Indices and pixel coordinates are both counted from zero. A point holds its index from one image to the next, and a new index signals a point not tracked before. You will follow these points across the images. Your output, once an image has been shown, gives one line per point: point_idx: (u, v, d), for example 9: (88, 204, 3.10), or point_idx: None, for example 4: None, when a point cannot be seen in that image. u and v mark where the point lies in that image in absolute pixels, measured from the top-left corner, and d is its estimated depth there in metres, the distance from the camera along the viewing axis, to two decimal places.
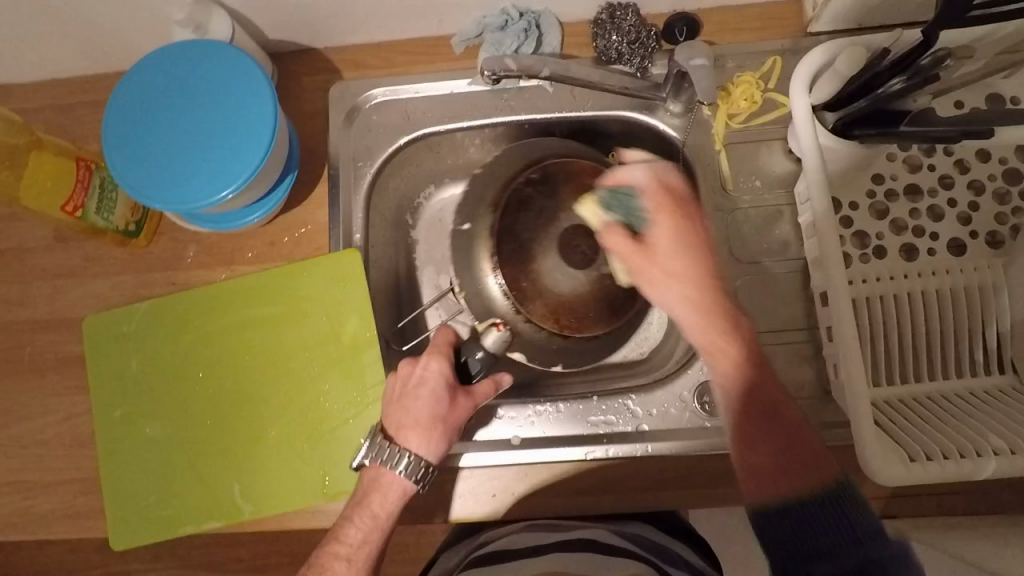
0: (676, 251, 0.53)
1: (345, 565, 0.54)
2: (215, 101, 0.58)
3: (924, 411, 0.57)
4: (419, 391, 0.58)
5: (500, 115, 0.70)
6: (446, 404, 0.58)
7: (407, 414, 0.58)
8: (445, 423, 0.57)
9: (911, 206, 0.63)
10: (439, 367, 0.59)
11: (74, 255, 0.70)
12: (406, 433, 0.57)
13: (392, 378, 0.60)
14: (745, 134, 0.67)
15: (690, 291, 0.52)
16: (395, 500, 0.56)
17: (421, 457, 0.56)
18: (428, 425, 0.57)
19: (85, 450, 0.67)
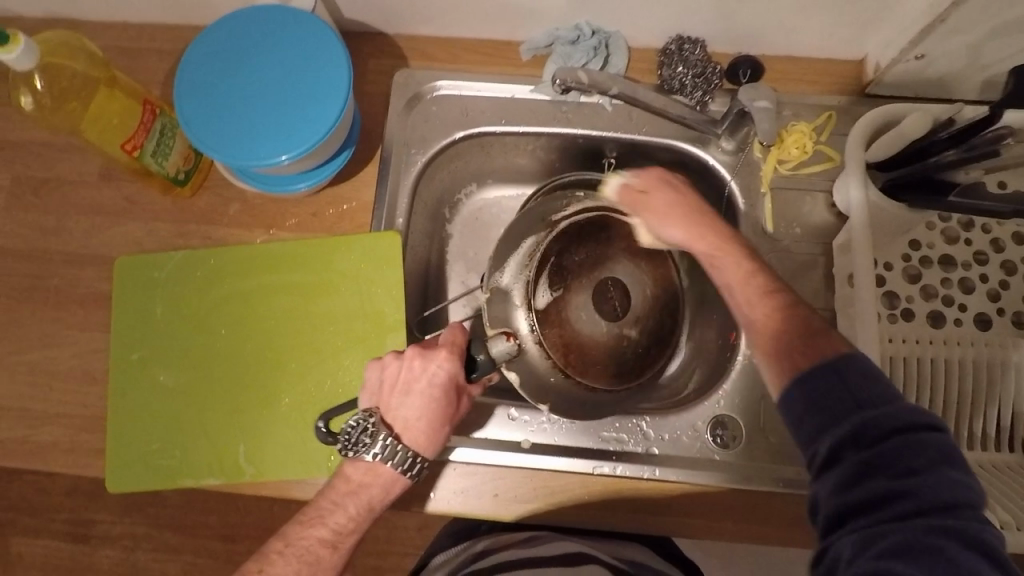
0: (677, 202, 0.57)
1: (330, 551, 0.53)
2: (288, 68, 0.59)
3: None
4: (429, 391, 0.56)
5: (557, 125, 0.71)
6: (451, 407, 0.57)
7: (413, 412, 0.55)
8: (450, 424, 0.57)
9: (944, 276, 0.64)
10: (450, 368, 0.56)
11: (117, 195, 0.70)
12: (409, 432, 0.55)
13: (397, 370, 0.56)
14: (792, 181, 0.68)
15: (690, 225, 0.55)
16: (392, 491, 0.55)
17: (423, 456, 0.56)
18: (434, 427, 0.56)
19: (96, 387, 0.66)
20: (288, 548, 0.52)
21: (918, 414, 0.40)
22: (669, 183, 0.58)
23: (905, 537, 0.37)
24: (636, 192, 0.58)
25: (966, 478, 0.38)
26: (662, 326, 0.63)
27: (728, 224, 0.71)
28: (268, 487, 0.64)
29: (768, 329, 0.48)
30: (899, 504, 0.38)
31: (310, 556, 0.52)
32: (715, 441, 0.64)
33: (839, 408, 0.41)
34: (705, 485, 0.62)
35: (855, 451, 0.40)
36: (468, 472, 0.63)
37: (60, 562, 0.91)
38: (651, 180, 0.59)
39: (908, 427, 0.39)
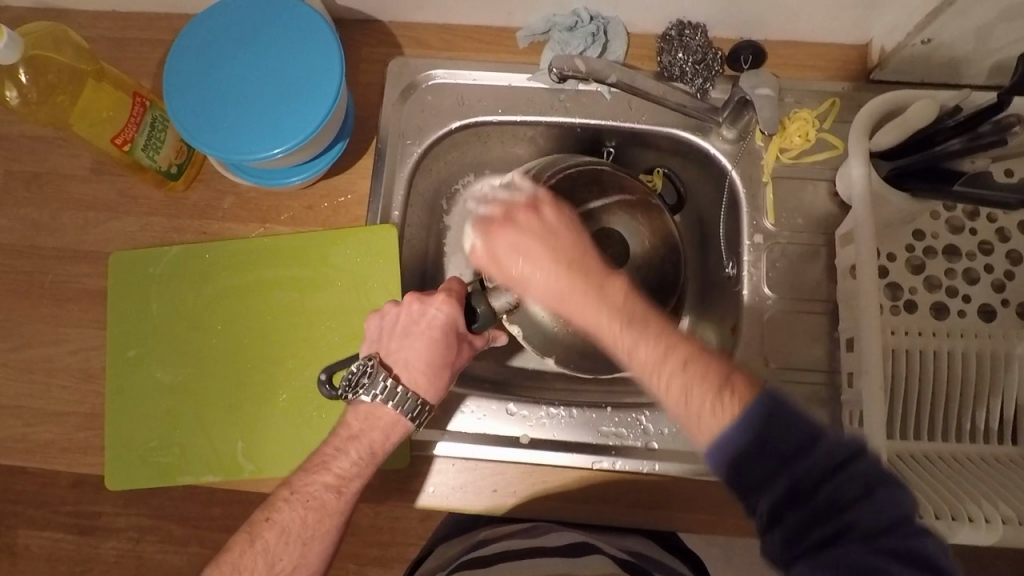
0: (515, 253, 0.46)
1: (334, 495, 0.52)
2: (279, 58, 0.58)
3: (936, 469, 0.57)
4: (429, 331, 0.55)
5: (554, 114, 0.70)
6: (452, 350, 0.56)
7: (413, 353, 0.55)
8: (451, 367, 0.56)
9: (948, 266, 0.63)
10: (448, 312, 0.55)
11: (110, 190, 0.69)
12: (408, 371, 0.55)
13: (396, 315, 0.57)
14: (794, 170, 0.67)
15: (555, 280, 0.44)
16: (393, 437, 0.55)
17: (423, 398, 0.55)
18: (434, 368, 0.55)
19: (93, 385, 0.66)
20: (294, 496, 0.52)
21: (838, 447, 0.38)
22: (491, 231, 0.48)
23: (854, 568, 0.36)
24: (487, 258, 0.48)
25: (894, 493, 0.37)
26: (664, 273, 0.65)
27: (729, 214, 0.70)
28: (267, 484, 0.64)
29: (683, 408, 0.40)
30: (844, 540, 0.37)
31: (315, 502, 0.52)
32: None
33: (763, 470, 0.39)
34: (704, 478, 0.62)
35: (794, 506, 0.38)
36: (468, 467, 0.64)
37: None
38: (482, 223, 0.49)
39: (836, 463, 0.38)
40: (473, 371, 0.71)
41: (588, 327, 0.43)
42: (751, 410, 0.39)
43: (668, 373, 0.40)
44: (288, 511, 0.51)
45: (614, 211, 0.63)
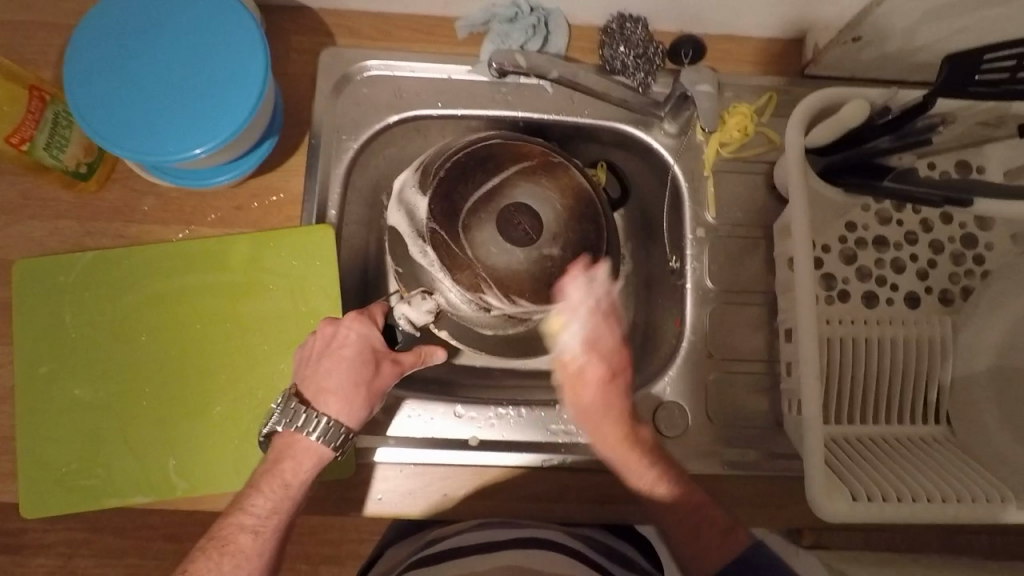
0: (595, 390, 0.60)
1: (251, 537, 0.50)
2: (196, 48, 0.54)
3: (868, 451, 0.60)
4: (342, 352, 0.54)
5: (495, 108, 0.68)
6: (369, 366, 0.55)
7: (327, 375, 0.54)
8: (369, 388, 0.54)
9: (878, 256, 0.66)
10: (360, 328, 0.56)
11: (9, 190, 0.63)
12: (326, 394, 0.53)
13: (310, 340, 0.56)
14: (736, 164, 0.68)
15: (601, 412, 0.59)
16: (309, 468, 0.53)
17: (341, 422, 0.53)
18: (349, 389, 0.53)
19: (3, 405, 0.61)
20: (210, 543, 0.50)
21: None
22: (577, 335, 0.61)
23: None
24: (575, 378, 0.61)
25: None
26: (586, 237, 0.64)
27: (672, 209, 0.70)
28: (204, 502, 0.61)
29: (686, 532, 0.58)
30: None
31: (231, 546, 0.50)
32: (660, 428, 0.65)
33: None
34: None
35: None
36: (417, 472, 0.62)
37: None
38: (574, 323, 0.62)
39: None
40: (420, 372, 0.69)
41: (616, 462, 0.59)
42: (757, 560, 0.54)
43: (677, 508, 0.58)
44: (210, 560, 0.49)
45: (514, 180, 0.63)
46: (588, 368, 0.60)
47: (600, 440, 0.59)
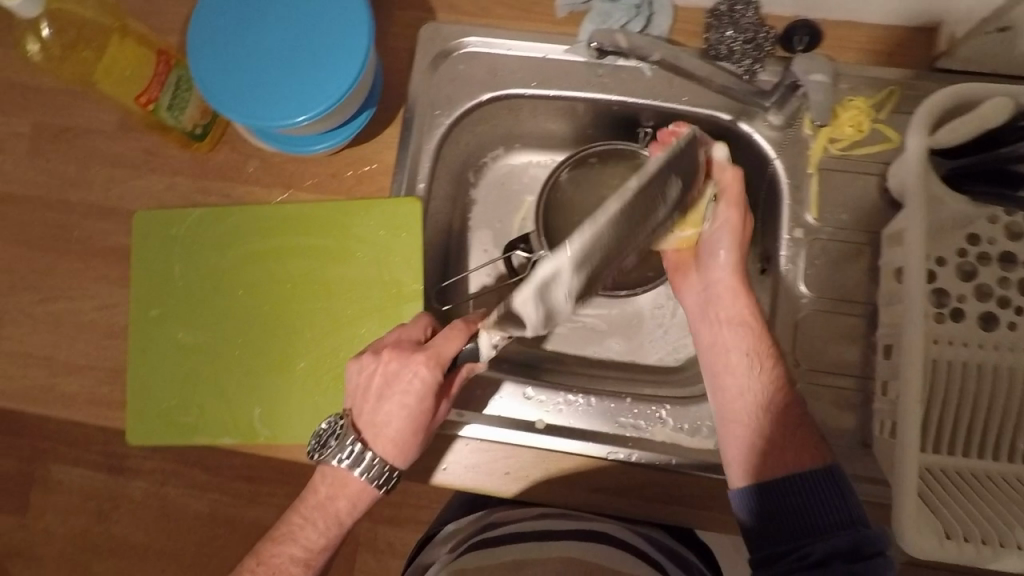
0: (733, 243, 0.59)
1: (300, 568, 0.56)
2: (306, 20, 0.56)
3: (970, 488, 0.54)
4: (403, 398, 0.54)
5: (589, 90, 0.67)
6: (427, 413, 0.55)
7: (386, 419, 0.55)
8: (423, 433, 0.55)
9: (1002, 274, 0.59)
10: (426, 379, 0.54)
11: (137, 147, 0.69)
12: (384, 437, 0.55)
13: (373, 372, 0.55)
14: (845, 163, 0.63)
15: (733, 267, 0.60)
16: (359, 506, 0.57)
17: (391, 465, 0.55)
18: (406, 435, 0.55)
19: (118, 341, 0.67)
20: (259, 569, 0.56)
21: (867, 542, 0.47)
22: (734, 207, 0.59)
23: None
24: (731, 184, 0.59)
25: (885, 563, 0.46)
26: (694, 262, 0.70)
27: (769, 206, 0.67)
28: (284, 451, 0.65)
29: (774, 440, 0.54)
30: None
31: None
32: None
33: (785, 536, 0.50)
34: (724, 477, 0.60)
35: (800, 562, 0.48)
36: (483, 448, 0.62)
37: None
38: (733, 197, 0.59)
39: (855, 547, 0.47)
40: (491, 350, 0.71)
41: (731, 312, 0.59)
42: (821, 481, 0.50)
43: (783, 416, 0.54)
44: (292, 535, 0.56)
45: None
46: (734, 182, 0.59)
47: (728, 297, 0.60)
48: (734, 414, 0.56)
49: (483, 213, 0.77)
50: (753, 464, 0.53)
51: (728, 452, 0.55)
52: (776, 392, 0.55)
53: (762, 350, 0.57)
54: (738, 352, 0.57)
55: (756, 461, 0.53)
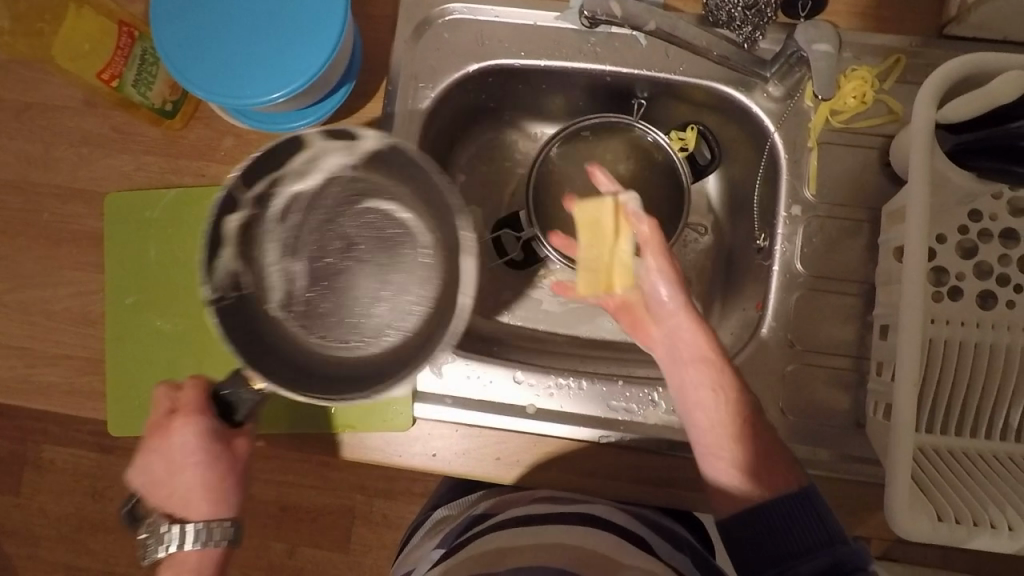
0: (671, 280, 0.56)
1: None
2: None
3: (962, 467, 0.54)
4: (189, 455, 0.52)
5: (582, 60, 0.64)
6: (222, 458, 0.53)
7: (189, 481, 0.53)
8: (232, 474, 0.54)
9: (1003, 252, 0.58)
10: (200, 426, 0.52)
11: (104, 124, 0.65)
12: (200, 507, 0.53)
13: (156, 450, 0.53)
14: (845, 136, 0.61)
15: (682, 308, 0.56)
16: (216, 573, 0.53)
17: (216, 520, 0.53)
18: (216, 484, 0.53)
19: (94, 329, 0.64)
20: None
21: (846, 558, 0.47)
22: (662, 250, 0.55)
23: None
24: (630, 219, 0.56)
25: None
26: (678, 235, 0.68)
27: (766, 181, 0.65)
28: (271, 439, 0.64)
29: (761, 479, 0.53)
30: None
31: None
32: None
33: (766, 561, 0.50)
34: None
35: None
36: (472, 434, 0.62)
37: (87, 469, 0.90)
38: (656, 241, 0.55)
39: (836, 565, 0.47)
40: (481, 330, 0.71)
41: (688, 353, 0.55)
42: (793, 504, 0.50)
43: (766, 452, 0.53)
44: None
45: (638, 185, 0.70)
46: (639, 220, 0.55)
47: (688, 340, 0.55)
48: (708, 457, 0.54)
49: (474, 186, 0.75)
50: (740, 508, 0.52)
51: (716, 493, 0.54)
52: (754, 421, 0.54)
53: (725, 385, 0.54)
54: (705, 388, 0.54)
55: (740, 489, 0.53)
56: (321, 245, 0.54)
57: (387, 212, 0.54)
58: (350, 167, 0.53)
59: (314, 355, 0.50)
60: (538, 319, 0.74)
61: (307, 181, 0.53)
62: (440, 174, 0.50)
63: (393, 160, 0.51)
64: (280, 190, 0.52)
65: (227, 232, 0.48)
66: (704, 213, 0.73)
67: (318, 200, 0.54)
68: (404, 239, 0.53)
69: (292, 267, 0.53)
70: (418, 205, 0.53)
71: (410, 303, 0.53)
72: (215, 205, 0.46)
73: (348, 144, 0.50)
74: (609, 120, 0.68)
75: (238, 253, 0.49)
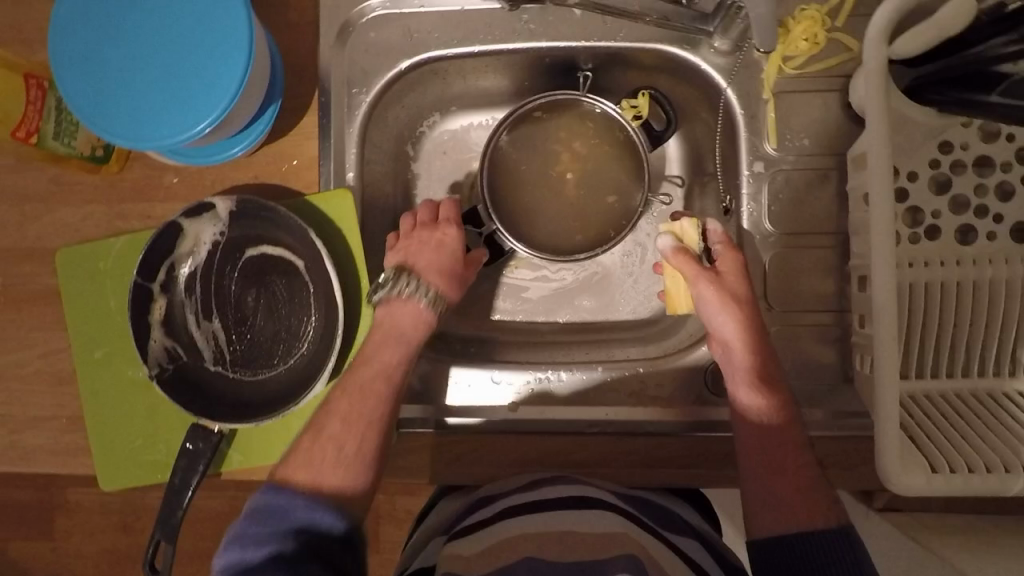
0: (724, 303, 0.56)
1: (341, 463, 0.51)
2: (175, 9, 0.48)
3: (955, 412, 0.53)
4: (448, 246, 0.61)
5: (517, 41, 0.61)
6: (459, 258, 0.61)
7: (431, 256, 0.60)
8: (460, 273, 0.61)
9: (978, 182, 0.56)
10: (458, 229, 0.62)
11: (44, 179, 0.64)
12: (432, 278, 0.59)
13: (411, 232, 0.61)
14: (801, 82, 0.58)
15: (738, 325, 0.55)
16: (418, 326, 0.58)
17: (440, 292, 0.59)
18: (448, 272, 0.60)
19: (69, 387, 0.64)
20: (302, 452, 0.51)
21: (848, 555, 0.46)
22: (694, 274, 0.57)
23: None
24: (679, 251, 0.59)
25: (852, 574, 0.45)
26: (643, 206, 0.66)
27: (726, 138, 0.62)
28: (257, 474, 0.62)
29: (795, 478, 0.51)
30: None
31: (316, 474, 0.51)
32: (708, 386, 0.62)
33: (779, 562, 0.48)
34: (708, 432, 0.60)
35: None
36: (458, 440, 0.62)
37: (114, 507, 0.92)
38: (686, 269, 0.58)
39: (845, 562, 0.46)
40: (459, 331, 0.70)
41: (734, 368, 0.55)
42: (824, 538, 0.47)
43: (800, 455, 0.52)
44: (320, 448, 0.51)
45: (597, 159, 0.68)
46: (681, 253, 0.58)
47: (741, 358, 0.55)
48: (747, 468, 0.52)
49: (431, 183, 0.72)
50: (769, 522, 0.50)
51: (749, 500, 0.52)
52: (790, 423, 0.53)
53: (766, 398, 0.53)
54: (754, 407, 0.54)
55: (776, 513, 0.50)
56: (224, 306, 0.63)
57: (263, 253, 0.62)
58: (223, 233, 0.61)
59: (245, 385, 0.62)
60: (516, 310, 0.72)
61: (200, 255, 0.62)
62: (285, 211, 0.58)
63: (249, 209, 0.60)
64: (176, 276, 0.62)
65: (152, 319, 0.60)
66: (673, 177, 0.70)
67: (212, 266, 0.62)
68: (287, 271, 0.62)
69: (210, 328, 0.62)
70: (292, 241, 0.61)
71: (307, 321, 0.62)
72: (131, 301, 0.58)
73: (211, 215, 0.59)
74: (557, 98, 0.64)
75: (165, 331, 0.61)
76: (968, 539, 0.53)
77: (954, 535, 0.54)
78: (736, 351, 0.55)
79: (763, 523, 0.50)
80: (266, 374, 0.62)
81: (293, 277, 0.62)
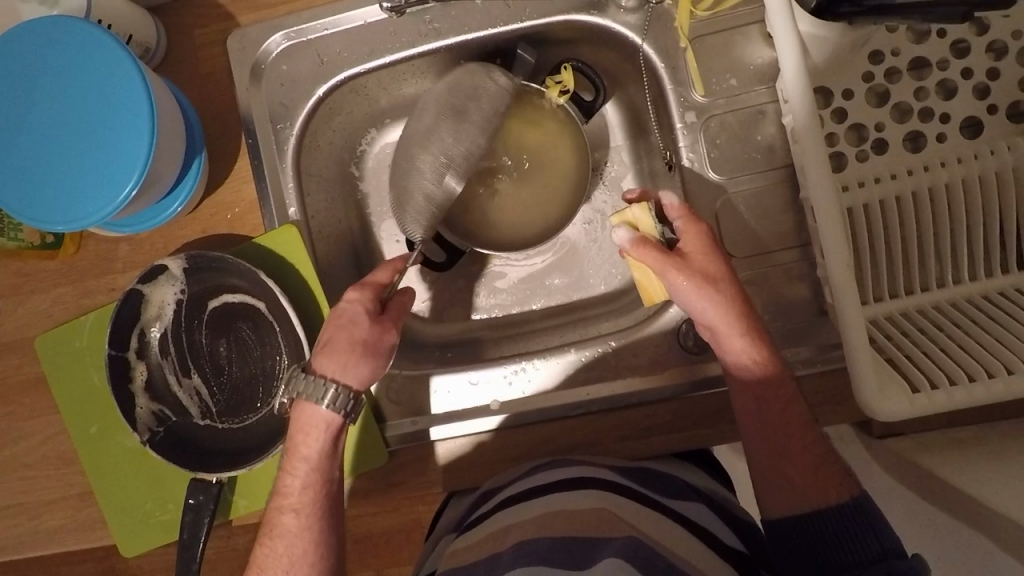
0: (699, 292, 0.49)
1: None
2: (62, 85, 0.49)
3: (932, 327, 0.51)
4: (344, 320, 0.54)
5: (426, 42, 0.61)
6: (365, 330, 0.54)
7: (328, 339, 0.53)
8: (368, 348, 0.54)
9: (917, 84, 0.53)
10: (359, 298, 0.55)
11: (8, 275, 0.65)
12: (330, 370, 0.52)
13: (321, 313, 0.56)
14: (715, 23, 0.57)
15: (721, 311, 0.49)
16: (322, 436, 0.53)
17: (343, 386, 0.52)
18: (349, 354, 0.53)
19: (75, 466, 0.66)
20: None
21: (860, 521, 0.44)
22: (661, 266, 0.51)
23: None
24: (639, 245, 0.52)
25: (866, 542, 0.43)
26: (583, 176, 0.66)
27: (655, 93, 0.60)
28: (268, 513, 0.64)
29: (798, 449, 0.48)
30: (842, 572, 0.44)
31: None
32: (687, 348, 0.60)
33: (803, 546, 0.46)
34: (693, 391, 0.60)
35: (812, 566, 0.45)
36: (448, 446, 0.63)
37: None
38: (651, 261, 0.51)
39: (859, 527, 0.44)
40: (436, 337, 0.71)
41: (726, 354, 0.50)
42: (841, 522, 0.44)
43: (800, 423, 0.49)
44: None
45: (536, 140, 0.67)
46: (643, 246, 0.52)
47: (730, 344, 0.49)
48: (754, 450, 0.49)
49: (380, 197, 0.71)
50: (777, 501, 0.48)
51: (758, 483, 0.49)
52: (782, 386, 0.49)
53: (762, 381, 0.49)
54: (752, 392, 0.49)
55: (786, 493, 0.47)
56: (199, 361, 0.64)
57: (226, 302, 0.63)
58: (183, 290, 0.62)
59: (236, 433, 0.63)
60: (489, 308, 0.72)
61: (167, 316, 0.63)
62: (234, 258, 0.59)
63: (202, 264, 0.61)
64: (148, 341, 0.63)
65: (134, 386, 0.61)
66: (617, 143, 0.69)
67: (180, 325, 0.63)
68: (252, 316, 0.63)
69: (192, 384, 0.63)
70: (252, 285, 0.61)
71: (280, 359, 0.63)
72: (109, 374, 0.60)
73: (166, 276, 0.60)
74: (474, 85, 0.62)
75: (150, 395, 0.62)
76: (971, 450, 0.51)
77: (959, 450, 0.52)
78: (723, 338, 0.50)
79: (771, 499, 0.48)
80: (252, 418, 0.63)
81: (259, 319, 0.63)
